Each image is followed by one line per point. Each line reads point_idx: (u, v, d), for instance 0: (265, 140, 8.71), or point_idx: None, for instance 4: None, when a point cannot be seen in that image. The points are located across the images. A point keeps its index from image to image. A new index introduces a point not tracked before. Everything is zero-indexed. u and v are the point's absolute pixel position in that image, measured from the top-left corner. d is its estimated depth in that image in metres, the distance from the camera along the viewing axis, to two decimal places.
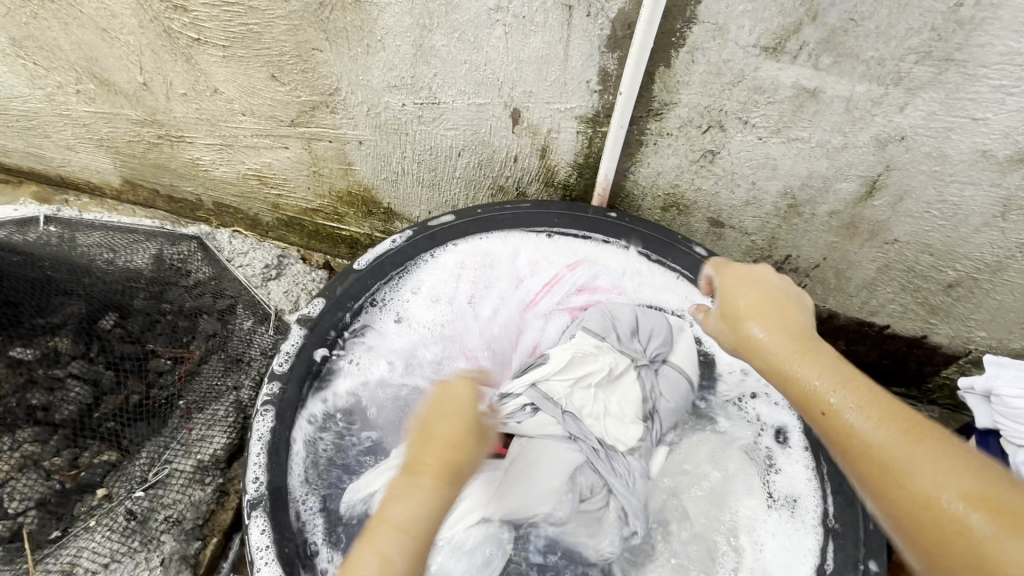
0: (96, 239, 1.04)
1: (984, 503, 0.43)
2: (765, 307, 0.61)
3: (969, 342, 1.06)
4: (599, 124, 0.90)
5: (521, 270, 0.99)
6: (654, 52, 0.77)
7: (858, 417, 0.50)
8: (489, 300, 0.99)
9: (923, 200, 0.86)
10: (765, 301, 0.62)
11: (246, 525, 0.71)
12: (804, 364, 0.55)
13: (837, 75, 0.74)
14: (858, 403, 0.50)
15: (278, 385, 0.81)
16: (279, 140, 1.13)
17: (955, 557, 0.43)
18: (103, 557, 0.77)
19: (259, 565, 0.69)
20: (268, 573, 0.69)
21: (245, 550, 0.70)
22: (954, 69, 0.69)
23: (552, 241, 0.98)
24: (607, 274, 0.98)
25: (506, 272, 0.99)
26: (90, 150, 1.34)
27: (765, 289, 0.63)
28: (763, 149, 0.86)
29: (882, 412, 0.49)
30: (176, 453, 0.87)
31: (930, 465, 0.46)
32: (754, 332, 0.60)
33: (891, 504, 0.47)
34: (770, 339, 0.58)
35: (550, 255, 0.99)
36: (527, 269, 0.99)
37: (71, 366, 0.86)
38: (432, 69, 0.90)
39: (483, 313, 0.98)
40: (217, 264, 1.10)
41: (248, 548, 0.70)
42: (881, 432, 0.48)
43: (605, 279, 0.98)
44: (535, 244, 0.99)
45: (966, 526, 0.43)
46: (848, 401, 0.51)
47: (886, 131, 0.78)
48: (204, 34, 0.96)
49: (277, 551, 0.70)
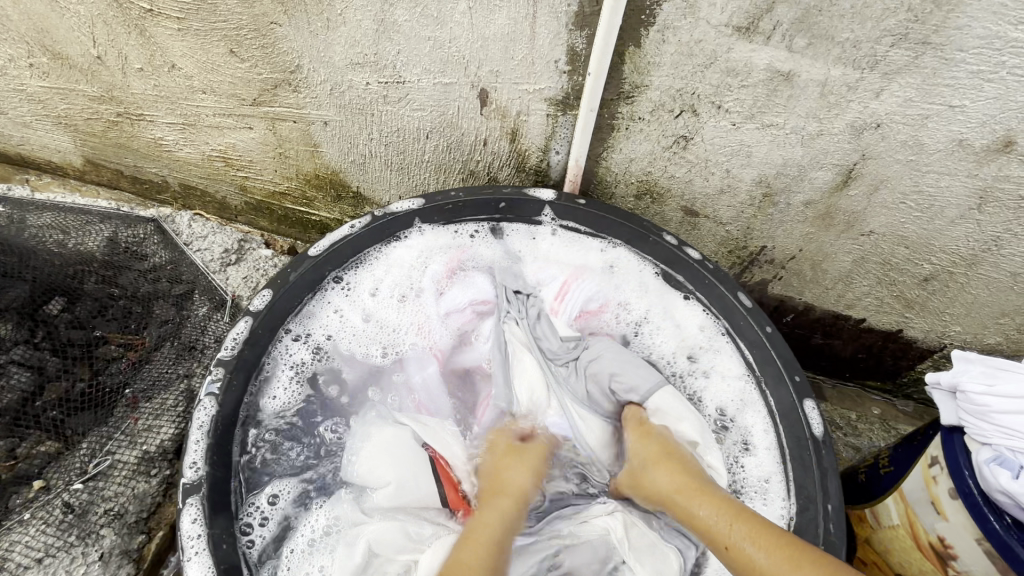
0: (47, 219, 1.00)
1: None
2: (648, 452, 0.75)
3: (945, 336, 1.05)
4: (569, 107, 0.87)
5: (509, 279, 0.95)
6: (624, 30, 0.74)
7: (753, 548, 0.59)
8: (459, 301, 0.95)
9: (899, 190, 0.83)
10: (658, 450, 0.75)
11: (178, 512, 0.69)
12: (699, 503, 0.66)
13: (811, 58, 0.71)
14: (750, 535, 0.60)
15: (221, 371, 0.77)
16: (241, 120, 1.09)
17: None
18: (37, 551, 0.75)
19: (188, 553, 0.67)
20: (197, 564, 0.67)
21: (176, 538, 0.68)
22: (931, 53, 0.66)
23: (536, 242, 0.97)
24: (594, 283, 0.95)
25: (481, 270, 0.97)
26: (48, 128, 1.29)
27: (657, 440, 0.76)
28: (737, 135, 0.83)
29: (770, 542, 0.59)
30: (120, 444, 0.84)
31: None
32: (658, 483, 0.71)
33: None
34: (658, 480, 0.71)
35: (531, 257, 0.98)
36: (518, 278, 0.96)
37: (14, 352, 0.81)
38: (395, 46, 0.86)
39: (453, 310, 0.95)
40: (175, 248, 1.06)
41: (178, 537, 0.68)
42: (767, 558, 0.58)
43: (597, 296, 0.95)
44: (518, 244, 0.98)
45: None
46: (740, 534, 0.61)
47: (862, 118, 0.76)
48: (157, 5, 0.91)
49: (210, 542, 0.68)
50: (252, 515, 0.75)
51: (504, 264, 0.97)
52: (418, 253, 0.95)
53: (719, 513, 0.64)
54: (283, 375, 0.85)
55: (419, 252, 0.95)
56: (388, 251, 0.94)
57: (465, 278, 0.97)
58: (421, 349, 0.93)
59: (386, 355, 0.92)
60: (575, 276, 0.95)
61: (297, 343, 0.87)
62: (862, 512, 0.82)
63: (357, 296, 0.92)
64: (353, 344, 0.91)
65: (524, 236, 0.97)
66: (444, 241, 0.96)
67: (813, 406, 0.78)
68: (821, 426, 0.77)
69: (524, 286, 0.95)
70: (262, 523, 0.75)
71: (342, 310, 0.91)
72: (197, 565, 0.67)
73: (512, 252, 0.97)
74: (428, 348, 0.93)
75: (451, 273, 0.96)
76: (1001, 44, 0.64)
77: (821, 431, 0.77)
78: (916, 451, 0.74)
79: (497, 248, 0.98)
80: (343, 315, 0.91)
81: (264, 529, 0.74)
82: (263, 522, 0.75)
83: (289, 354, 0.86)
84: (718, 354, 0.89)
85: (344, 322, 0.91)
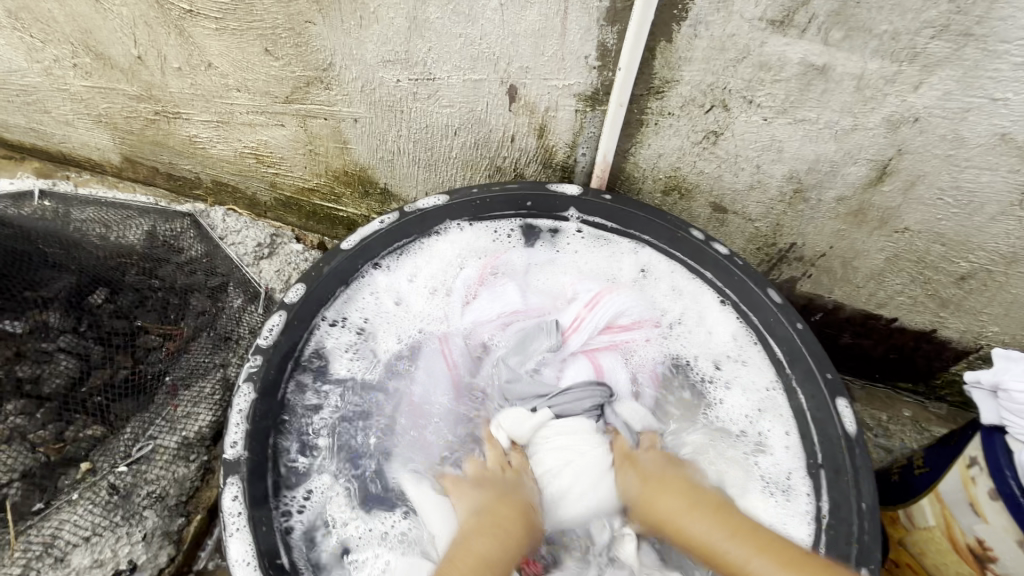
0: (90, 214, 1.04)
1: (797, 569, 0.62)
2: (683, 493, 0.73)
3: (981, 336, 1.03)
4: (598, 103, 0.87)
5: (539, 291, 0.96)
6: (656, 25, 0.74)
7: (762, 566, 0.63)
8: (487, 311, 0.92)
9: (936, 186, 0.81)
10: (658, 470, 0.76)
11: (222, 489, 0.72)
12: (703, 521, 0.68)
13: (847, 51, 0.70)
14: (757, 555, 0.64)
15: (260, 360, 0.80)
16: (274, 117, 1.12)
17: None
18: (84, 530, 0.79)
19: (230, 530, 0.70)
20: (236, 540, 0.69)
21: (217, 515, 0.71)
22: (974, 45, 0.65)
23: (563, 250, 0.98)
24: (632, 310, 0.90)
25: (511, 269, 0.97)
26: (89, 127, 1.34)
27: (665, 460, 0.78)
28: (769, 130, 0.82)
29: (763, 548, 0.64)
30: (161, 429, 0.88)
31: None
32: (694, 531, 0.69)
33: None
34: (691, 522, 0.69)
35: (560, 268, 0.98)
36: (541, 292, 0.96)
37: (60, 340, 0.83)
38: (427, 43, 0.87)
39: (475, 310, 0.93)
40: (210, 242, 1.10)
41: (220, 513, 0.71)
42: None
43: (632, 313, 0.90)
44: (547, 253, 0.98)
45: None
46: (746, 552, 0.64)
47: (899, 112, 0.75)
48: (197, 6, 0.94)
49: (249, 517, 0.71)
50: (290, 503, 0.76)
51: (533, 272, 0.98)
52: (454, 249, 0.96)
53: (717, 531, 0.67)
54: (341, 357, 0.88)
55: (460, 249, 0.96)
56: (429, 244, 0.96)
57: (496, 283, 0.95)
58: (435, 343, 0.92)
59: (406, 348, 0.91)
60: (608, 289, 0.92)
61: (335, 328, 0.89)
62: (896, 513, 0.80)
63: (398, 284, 0.94)
64: (382, 341, 0.91)
65: (547, 246, 0.98)
66: (483, 243, 0.97)
67: (846, 404, 0.75)
68: (855, 424, 0.74)
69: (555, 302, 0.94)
70: (302, 510, 0.76)
71: (379, 297, 0.93)
72: (237, 543, 0.69)
73: (540, 257, 0.97)
74: (440, 340, 0.92)
75: (485, 274, 0.96)
76: None
77: (855, 429, 0.74)
78: (955, 450, 0.73)
79: (526, 252, 0.98)
80: (379, 299, 0.93)
81: (302, 515, 0.76)
82: (298, 511, 0.76)
83: (333, 337, 0.88)
84: (747, 364, 0.86)
85: (381, 309, 0.93)
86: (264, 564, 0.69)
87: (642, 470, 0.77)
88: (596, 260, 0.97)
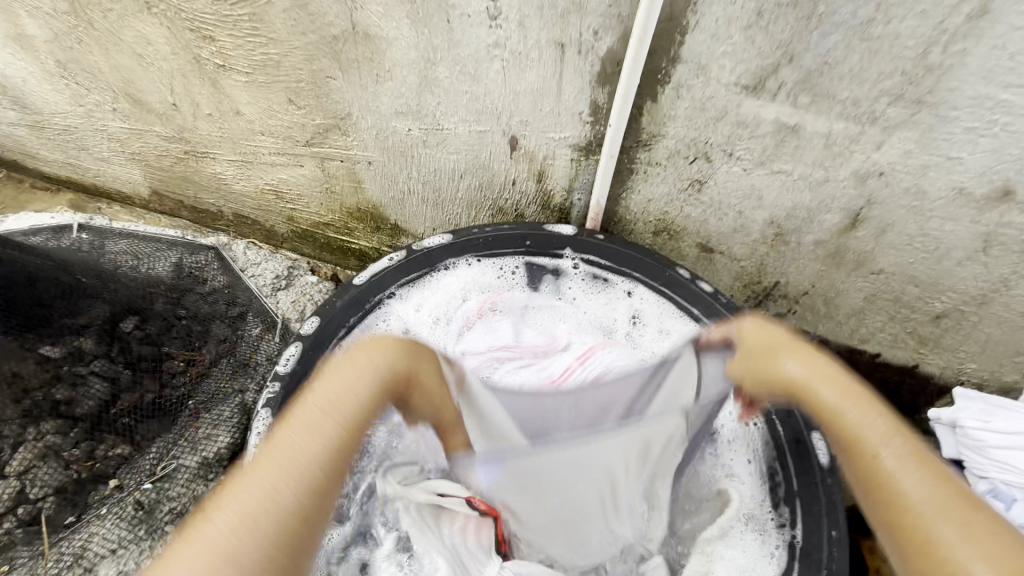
0: (122, 246, 1.13)
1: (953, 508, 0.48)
2: (821, 368, 0.59)
3: (961, 372, 1.07)
4: (592, 152, 0.95)
5: (535, 329, 1.03)
6: (642, 88, 0.82)
7: (892, 458, 0.51)
8: (479, 344, 0.98)
9: (905, 233, 0.88)
10: (764, 345, 0.65)
11: None
12: (855, 407, 0.55)
13: (815, 113, 0.77)
14: (901, 457, 0.51)
15: (279, 385, 0.85)
16: (294, 158, 1.21)
17: None
18: (112, 543, 0.85)
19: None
20: None
21: None
22: (927, 111, 0.72)
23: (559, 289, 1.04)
24: (618, 353, 0.97)
25: (509, 308, 1.04)
26: (123, 163, 1.44)
27: (781, 337, 0.65)
28: (749, 179, 0.89)
29: (928, 468, 0.51)
30: (184, 450, 0.96)
31: (920, 484, 0.50)
32: (823, 398, 0.58)
33: (908, 554, 0.48)
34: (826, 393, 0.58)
35: (558, 309, 1.05)
36: (538, 331, 1.03)
37: (94, 364, 0.89)
38: (436, 98, 0.96)
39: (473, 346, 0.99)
40: (232, 272, 1.20)
41: None
42: (923, 492, 0.49)
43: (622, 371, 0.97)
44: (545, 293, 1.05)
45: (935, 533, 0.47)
46: (898, 459, 0.51)
47: (865, 166, 0.81)
48: (229, 61, 1.04)
49: None
50: None
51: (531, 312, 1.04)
52: (462, 283, 1.03)
53: (849, 403, 0.56)
54: None
55: (465, 283, 1.03)
56: (438, 279, 1.02)
57: (493, 318, 1.03)
58: None
59: None
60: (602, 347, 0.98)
61: None
62: None
63: (406, 313, 1.01)
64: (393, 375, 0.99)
65: (550, 289, 1.04)
66: (488, 279, 1.03)
67: (821, 436, 0.79)
68: (828, 455, 0.78)
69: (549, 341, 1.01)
70: None
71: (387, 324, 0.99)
72: None
73: (540, 300, 1.04)
74: None
75: (483, 310, 1.03)
76: (991, 104, 0.69)
77: (827, 460, 0.77)
78: None
79: (529, 293, 1.04)
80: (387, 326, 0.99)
81: None
82: None
83: None
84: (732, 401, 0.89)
85: None
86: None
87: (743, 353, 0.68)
88: (590, 299, 1.04)
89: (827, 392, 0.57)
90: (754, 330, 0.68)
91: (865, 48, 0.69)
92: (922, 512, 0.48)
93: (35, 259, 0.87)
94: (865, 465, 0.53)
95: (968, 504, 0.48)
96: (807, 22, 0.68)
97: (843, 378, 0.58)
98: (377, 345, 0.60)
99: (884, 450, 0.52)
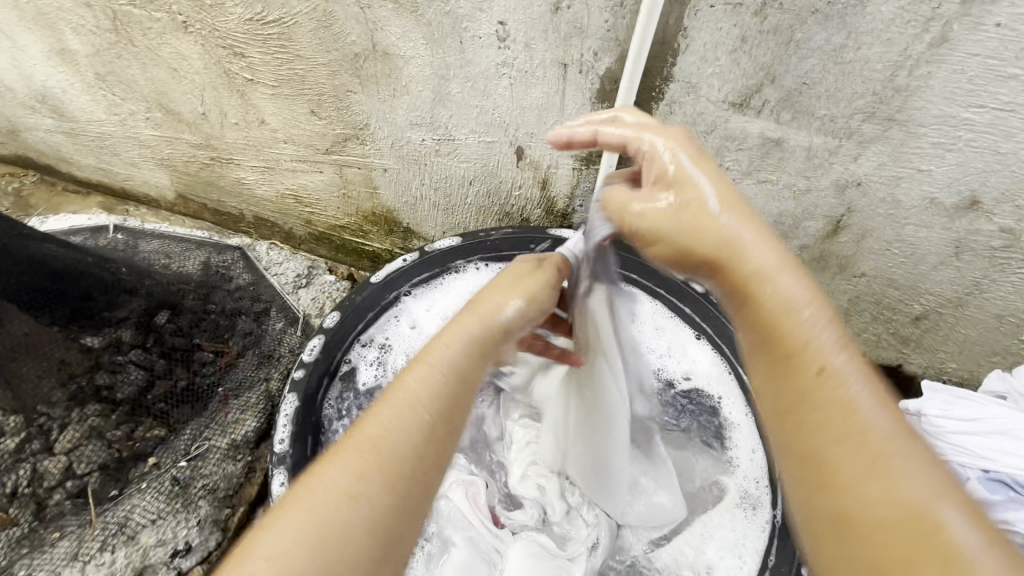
0: (155, 245, 1.22)
1: (909, 434, 0.43)
2: (775, 248, 0.50)
3: (942, 371, 1.13)
4: (592, 162, 1.02)
5: None
6: (638, 104, 0.89)
7: (863, 392, 0.44)
8: None
9: (883, 239, 0.94)
10: (756, 222, 0.51)
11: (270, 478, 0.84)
12: (818, 307, 0.47)
13: (796, 128, 0.84)
14: (864, 381, 0.45)
15: (303, 372, 0.95)
16: (314, 165, 1.29)
17: (888, 557, 0.39)
18: (152, 513, 0.92)
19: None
20: None
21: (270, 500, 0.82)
22: (897, 127, 0.79)
23: None
24: None
25: None
26: (152, 168, 1.53)
27: (737, 211, 0.51)
28: (738, 188, 0.96)
29: (884, 396, 0.45)
30: (215, 432, 1.01)
31: (910, 444, 0.42)
32: (804, 305, 0.48)
33: (830, 504, 0.43)
34: (795, 291, 0.48)
35: None
36: None
37: (132, 354, 1.01)
38: (448, 111, 1.04)
39: None
40: (257, 271, 1.25)
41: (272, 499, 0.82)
42: (885, 423, 0.43)
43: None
44: None
45: (893, 485, 0.41)
46: (846, 371, 0.45)
47: (844, 177, 0.88)
48: (257, 75, 1.13)
49: None
50: None
51: None
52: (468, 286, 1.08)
53: (830, 317, 0.47)
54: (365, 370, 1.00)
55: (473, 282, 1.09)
56: (450, 279, 1.09)
57: None
58: None
59: None
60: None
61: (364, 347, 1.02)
62: None
63: (416, 309, 1.06)
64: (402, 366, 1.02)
65: None
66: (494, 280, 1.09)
67: None
68: None
69: None
70: None
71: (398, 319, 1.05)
72: None
73: None
74: None
75: None
76: (954, 122, 0.76)
77: None
78: None
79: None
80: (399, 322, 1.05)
81: None
82: None
83: (362, 356, 1.01)
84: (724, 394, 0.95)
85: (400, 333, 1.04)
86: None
87: (732, 233, 0.50)
88: None
89: (816, 304, 0.47)
90: (727, 200, 0.52)
91: (839, 71, 0.76)
92: (886, 448, 0.42)
93: (81, 257, 0.95)
94: (819, 378, 0.46)
95: (877, 458, 0.42)
96: (786, 47, 0.75)
97: (803, 274, 0.49)
98: (486, 314, 0.59)
99: (830, 364, 0.46)
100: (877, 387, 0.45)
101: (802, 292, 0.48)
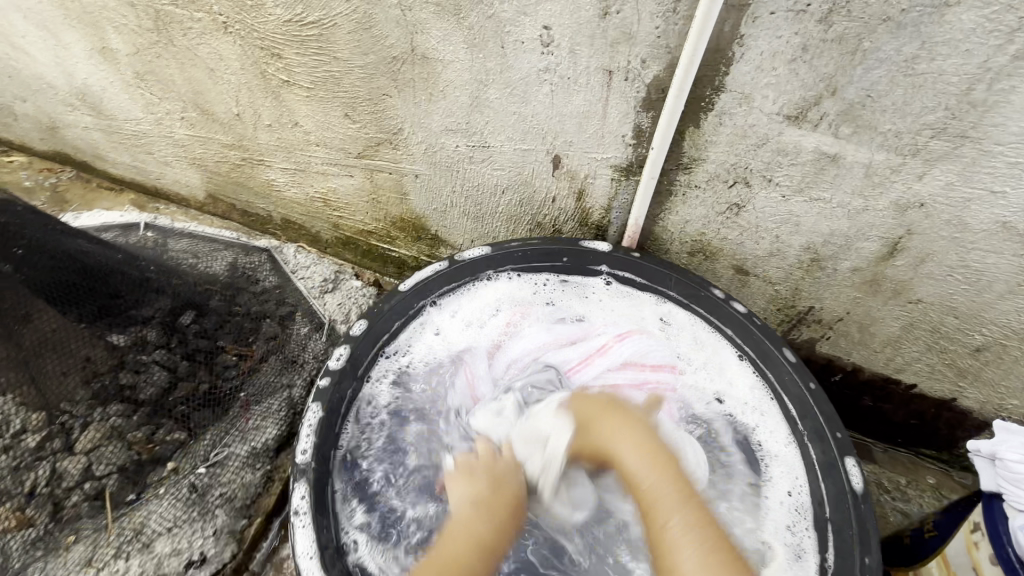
0: (184, 244, 1.21)
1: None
2: (639, 438, 0.76)
3: (1001, 408, 1.05)
4: (632, 174, 0.98)
5: (567, 323, 1.06)
6: (685, 114, 0.85)
7: (691, 547, 0.64)
8: (524, 348, 1.04)
9: (945, 264, 0.88)
10: (593, 409, 0.82)
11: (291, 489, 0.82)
12: (661, 476, 0.71)
13: (856, 144, 0.79)
14: (694, 544, 0.64)
15: (328, 381, 0.91)
16: (345, 169, 1.28)
17: None
18: (168, 521, 0.91)
19: (297, 526, 0.79)
20: (303, 534, 0.78)
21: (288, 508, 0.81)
22: (970, 145, 0.73)
23: (593, 298, 1.07)
24: (652, 350, 1.01)
25: (540, 310, 1.07)
26: (184, 168, 1.54)
27: (605, 401, 0.83)
28: (787, 206, 0.91)
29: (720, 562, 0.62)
30: (234, 439, 1.00)
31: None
32: (671, 521, 0.66)
33: None
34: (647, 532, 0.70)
35: (591, 311, 1.06)
36: (571, 323, 1.06)
37: (155, 355, 0.99)
38: (485, 117, 1.01)
39: (510, 354, 1.04)
40: (283, 275, 1.25)
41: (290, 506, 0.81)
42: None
43: (654, 355, 1.01)
44: (578, 300, 1.08)
45: None
46: (675, 528, 0.66)
47: (905, 197, 0.83)
48: (293, 77, 1.12)
49: (312, 515, 0.80)
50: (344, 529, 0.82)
51: (559, 310, 1.07)
52: (498, 294, 1.07)
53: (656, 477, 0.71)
54: (386, 377, 0.98)
55: (502, 293, 1.07)
56: (477, 289, 1.06)
57: (525, 326, 1.06)
58: (466, 365, 1.02)
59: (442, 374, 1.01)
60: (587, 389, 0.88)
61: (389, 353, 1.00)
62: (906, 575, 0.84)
63: (442, 318, 1.05)
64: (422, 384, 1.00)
65: (578, 296, 1.07)
66: (523, 294, 1.07)
67: (854, 462, 0.81)
68: (861, 480, 0.80)
69: (580, 336, 1.05)
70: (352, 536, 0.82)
71: (424, 325, 1.03)
72: (303, 535, 0.78)
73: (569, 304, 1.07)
74: (472, 362, 1.03)
75: (515, 320, 1.06)
76: None
77: (861, 486, 0.79)
78: (962, 517, 0.76)
79: (554, 306, 1.08)
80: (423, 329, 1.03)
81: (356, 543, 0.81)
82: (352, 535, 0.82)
83: (383, 360, 0.99)
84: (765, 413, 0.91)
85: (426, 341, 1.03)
86: (324, 559, 0.77)
87: (592, 402, 0.83)
88: (617, 302, 1.06)
89: (635, 454, 0.74)
90: (590, 406, 0.82)
91: (908, 83, 0.71)
92: None
93: (112, 255, 0.95)
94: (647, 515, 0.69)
95: None
96: (851, 57, 0.71)
97: (632, 427, 0.78)
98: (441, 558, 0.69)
99: (671, 543, 0.65)
100: (705, 548, 0.64)
101: (654, 477, 0.71)
